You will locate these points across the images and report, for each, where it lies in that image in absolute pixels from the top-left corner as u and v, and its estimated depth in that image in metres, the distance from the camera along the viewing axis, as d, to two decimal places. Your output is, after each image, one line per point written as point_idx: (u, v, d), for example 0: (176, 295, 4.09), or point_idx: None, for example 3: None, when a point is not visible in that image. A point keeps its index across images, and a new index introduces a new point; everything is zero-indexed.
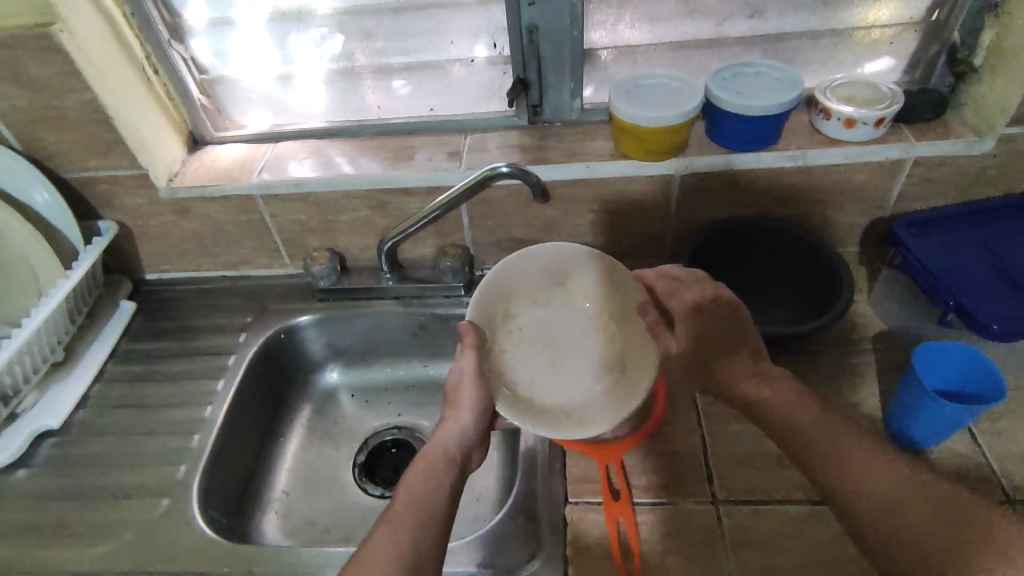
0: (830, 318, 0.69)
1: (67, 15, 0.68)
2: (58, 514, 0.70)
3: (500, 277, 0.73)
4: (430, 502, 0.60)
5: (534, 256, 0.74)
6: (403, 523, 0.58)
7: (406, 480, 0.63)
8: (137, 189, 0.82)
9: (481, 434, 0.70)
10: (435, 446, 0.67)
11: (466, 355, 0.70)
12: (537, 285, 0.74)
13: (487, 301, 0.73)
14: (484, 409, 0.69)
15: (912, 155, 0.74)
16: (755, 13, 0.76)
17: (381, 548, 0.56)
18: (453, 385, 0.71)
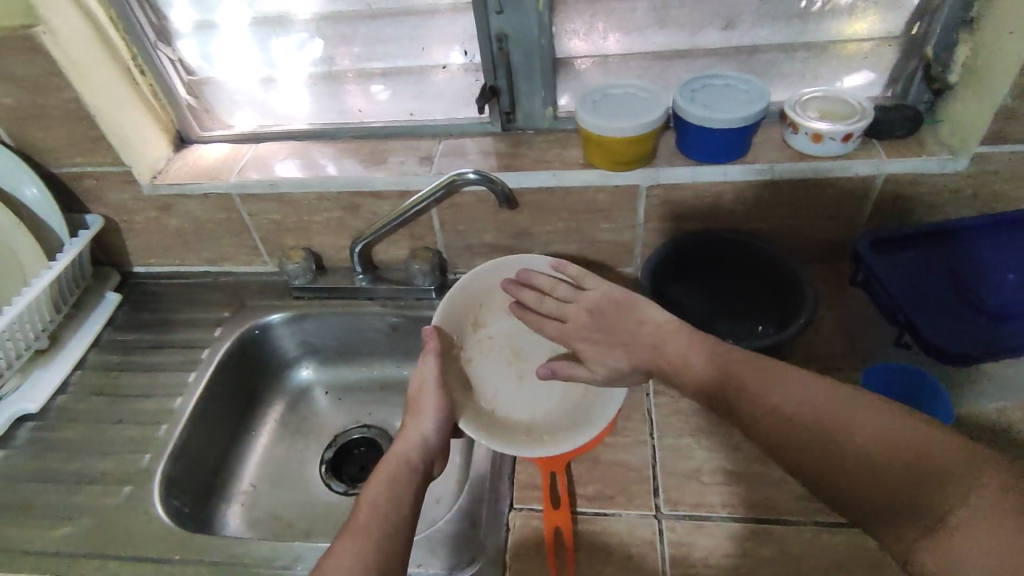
0: (791, 333, 0.68)
1: (49, 17, 0.72)
2: (27, 494, 0.73)
3: (473, 282, 0.78)
4: (394, 508, 0.59)
5: (506, 266, 0.79)
6: (365, 531, 0.56)
7: (368, 489, 0.60)
8: (122, 185, 0.86)
9: (442, 446, 0.68)
10: (398, 454, 0.65)
11: (429, 361, 0.71)
12: (507, 296, 0.79)
13: (455, 311, 0.76)
14: (446, 418, 0.69)
15: (882, 171, 0.74)
16: (727, 25, 0.76)
17: (344, 557, 0.53)
18: (412, 395, 0.70)
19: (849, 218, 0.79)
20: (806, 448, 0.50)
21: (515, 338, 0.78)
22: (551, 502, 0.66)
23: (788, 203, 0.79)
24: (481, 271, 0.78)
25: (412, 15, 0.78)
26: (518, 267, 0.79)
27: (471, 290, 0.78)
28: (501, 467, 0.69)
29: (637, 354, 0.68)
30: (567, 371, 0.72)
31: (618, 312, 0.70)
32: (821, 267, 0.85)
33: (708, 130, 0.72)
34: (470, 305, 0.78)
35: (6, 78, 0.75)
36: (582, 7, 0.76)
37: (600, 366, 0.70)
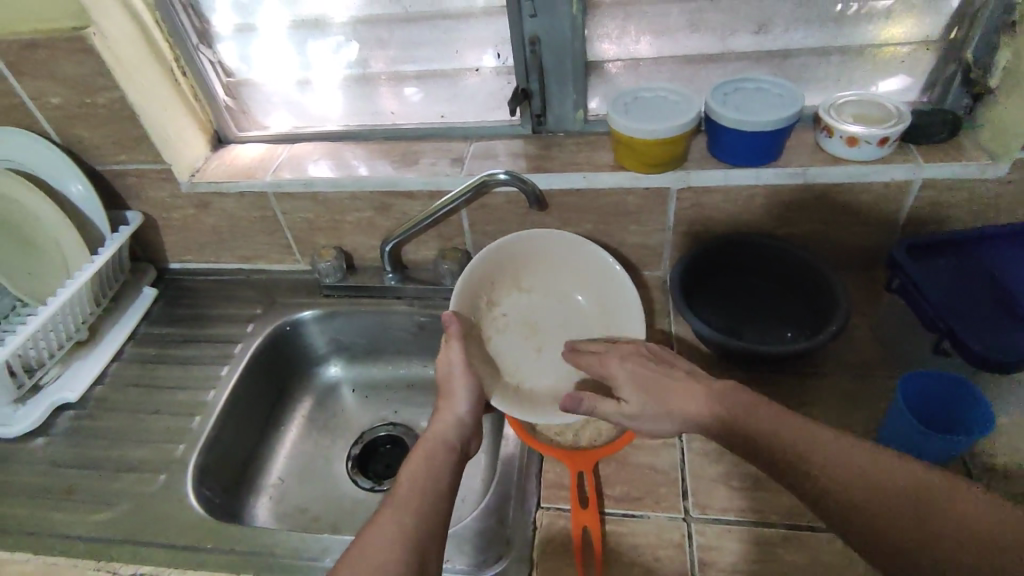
0: (825, 338, 0.67)
1: (99, 19, 0.75)
2: (66, 480, 0.75)
3: (486, 261, 0.77)
4: (433, 485, 0.60)
5: (517, 243, 0.78)
6: (407, 505, 0.57)
7: (406, 468, 0.62)
8: (162, 182, 0.88)
9: (476, 423, 0.70)
10: (435, 436, 0.66)
11: (452, 345, 0.72)
12: (521, 271, 0.80)
13: (470, 291, 0.76)
14: (477, 397, 0.70)
15: (919, 176, 0.73)
16: (761, 29, 0.75)
17: (388, 528, 0.55)
18: (441, 378, 0.71)
19: (884, 223, 0.78)
20: (869, 512, 0.49)
21: (532, 313, 0.80)
22: (578, 503, 0.65)
23: (821, 208, 0.78)
24: (491, 252, 0.77)
25: (446, 18, 0.79)
26: (530, 244, 0.78)
27: (486, 270, 0.77)
28: (528, 467, 0.70)
29: (673, 394, 0.61)
30: (594, 402, 0.64)
31: (672, 357, 0.66)
32: (854, 274, 0.84)
33: (741, 132, 0.71)
34: (486, 284, 0.78)
35: (56, 78, 0.78)
36: (614, 10, 0.76)
37: (632, 398, 0.63)
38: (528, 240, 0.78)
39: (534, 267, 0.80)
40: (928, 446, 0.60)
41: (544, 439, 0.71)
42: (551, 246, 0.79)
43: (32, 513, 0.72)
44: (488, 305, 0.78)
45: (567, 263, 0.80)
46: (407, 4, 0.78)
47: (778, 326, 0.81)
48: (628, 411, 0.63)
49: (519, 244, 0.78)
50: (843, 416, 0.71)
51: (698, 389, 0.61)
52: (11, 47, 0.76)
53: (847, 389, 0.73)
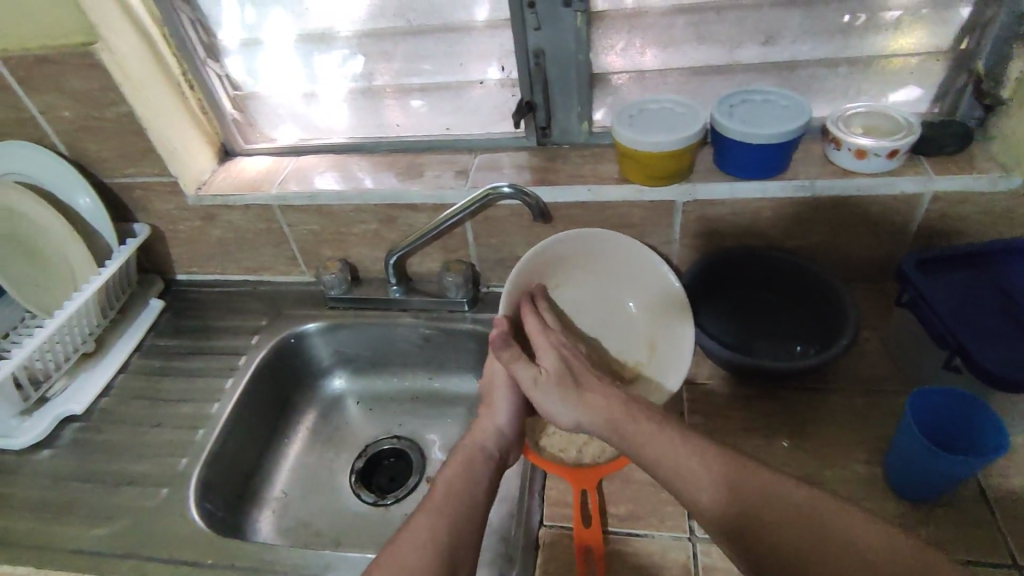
0: (835, 352, 0.66)
1: (107, 35, 0.75)
2: (70, 493, 0.75)
3: (535, 262, 0.76)
4: (467, 492, 0.62)
5: (567, 243, 0.76)
6: (441, 511, 0.59)
7: (442, 473, 0.64)
8: (168, 195, 0.89)
9: (517, 435, 0.70)
10: (475, 442, 0.68)
11: (498, 353, 0.73)
12: (570, 267, 0.78)
13: (517, 293, 0.75)
14: (517, 406, 0.71)
15: (930, 189, 0.72)
16: (768, 40, 0.75)
17: (420, 532, 0.57)
18: (486, 387, 0.73)
19: (894, 236, 0.77)
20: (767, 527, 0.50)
21: (578, 309, 0.79)
22: (581, 521, 0.64)
23: (830, 221, 0.77)
24: (541, 251, 0.75)
25: (450, 31, 0.79)
26: (583, 244, 0.76)
27: (534, 269, 0.76)
28: (531, 483, 0.69)
29: (591, 389, 0.66)
30: (515, 360, 0.69)
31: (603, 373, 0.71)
32: (864, 287, 0.83)
33: (747, 145, 0.71)
34: (533, 283, 0.77)
35: (65, 93, 0.79)
36: (619, 22, 0.76)
37: (553, 372, 0.67)
38: (580, 241, 0.76)
39: (584, 264, 0.78)
40: (939, 466, 0.58)
41: (547, 455, 0.70)
42: (598, 247, 0.77)
43: (35, 526, 0.72)
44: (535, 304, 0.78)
45: (616, 262, 0.78)
46: (411, 17, 0.79)
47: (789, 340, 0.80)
48: (540, 379, 0.68)
49: (570, 244, 0.76)
50: (852, 434, 0.69)
51: (619, 397, 0.64)
52: (21, 62, 0.77)
53: (857, 405, 0.72)
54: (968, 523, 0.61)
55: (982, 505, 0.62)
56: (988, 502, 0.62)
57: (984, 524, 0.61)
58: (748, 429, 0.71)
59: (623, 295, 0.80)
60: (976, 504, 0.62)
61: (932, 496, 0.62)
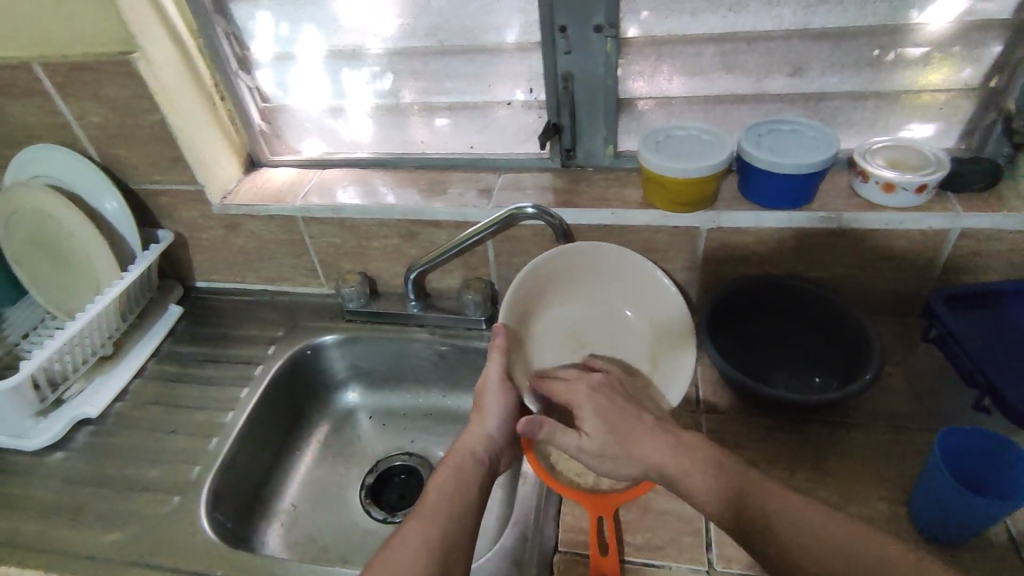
0: (858, 388, 0.65)
1: (146, 45, 0.77)
2: (81, 498, 0.75)
3: (535, 274, 0.75)
4: (459, 497, 0.62)
5: (565, 256, 0.76)
6: (434, 519, 0.59)
7: (433, 482, 0.63)
8: (195, 203, 0.90)
9: (508, 437, 0.69)
10: (463, 447, 0.67)
11: (495, 358, 0.70)
12: (565, 282, 0.78)
13: (516, 308, 0.74)
14: (509, 411, 0.69)
15: (959, 225, 0.71)
16: (796, 71, 0.75)
17: (413, 541, 0.57)
18: (478, 390, 0.71)
19: (919, 272, 0.77)
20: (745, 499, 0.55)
21: (576, 322, 0.79)
22: (598, 549, 0.63)
23: (854, 254, 0.76)
24: (539, 264, 0.75)
25: (480, 52, 0.80)
26: (579, 257, 0.76)
27: (533, 283, 0.76)
28: (546, 507, 0.68)
29: (637, 440, 0.61)
30: (554, 431, 0.64)
31: (642, 401, 0.66)
32: (887, 320, 0.82)
33: (775, 174, 0.71)
34: (531, 298, 0.76)
35: (100, 99, 0.81)
36: (648, 49, 0.76)
37: (598, 435, 0.62)
38: (582, 251, 0.76)
39: (579, 278, 0.78)
40: (966, 508, 0.57)
41: (563, 480, 0.68)
42: (590, 259, 0.77)
43: (46, 529, 0.72)
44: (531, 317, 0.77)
45: (615, 275, 0.78)
46: (443, 37, 0.80)
47: (813, 372, 0.79)
48: (585, 444, 0.63)
49: (569, 257, 0.76)
50: (875, 471, 0.68)
51: (669, 439, 0.60)
52: (60, 68, 0.78)
53: (880, 441, 0.71)
54: (995, 568, 0.60)
55: (1010, 550, 0.61)
56: (1015, 547, 0.61)
57: (1012, 570, 0.59)
58: (767, 460, 0.70)
59: (621, 305, 0.79)
60: (1004, 548, 0.61)
61: (958, 538, 0.60)
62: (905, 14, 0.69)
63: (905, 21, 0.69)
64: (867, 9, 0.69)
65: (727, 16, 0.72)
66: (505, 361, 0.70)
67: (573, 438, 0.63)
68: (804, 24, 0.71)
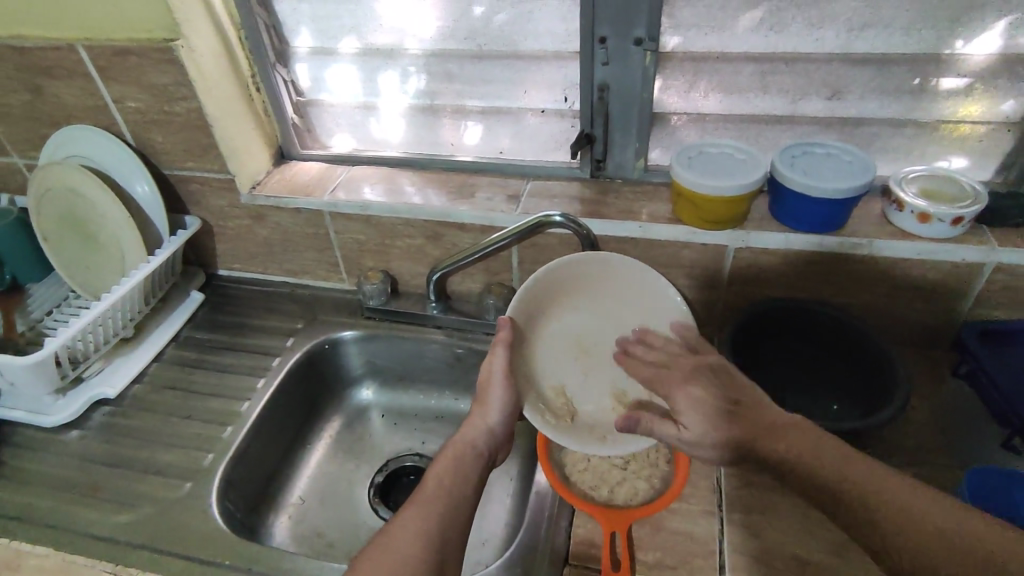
0: (879, 421, 0.64)
1: (189, 34, 0.78)
2: (95, 477, 0.75)
3: (549, 278, 0.70)
4: (458, 488, 0.62)
5: (585, 261, 0.70)
6: (433, 505, 0.59)
7: (433, 468, 0.64)
8: (224, 191, 0.90)
9: (506, 433, 0.70)
10: (464, 439, 0.67)
11: (498, 352, 0.68)
12: (577, 290, 0.73)
13: (527, 302, 0.70)
14: (511, 408, 0.69)
15: (994, 259, 0.70)
16: (834, 94, 0.74)
17: (412, 526, 0.57)
18: (482, 381, 0.70)
19: (948, 305, 0.76)
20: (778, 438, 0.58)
21: (585, 332, 0.73)
22: (610, 564, 0.62)
23: (883, 282, 0.76)
24: (556, 267, 0.70)
25: (517, 58, 0.80)
26: (594, 266, 0.71)
27: (546, 285, 0.71)
28: (558, 518, 0.67)
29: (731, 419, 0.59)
30: (653, 424, 0.62)
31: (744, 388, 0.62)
32: (912, 352, 0.81)
33: (808, 197, 0.70)
34: (544, 298, 0.71)
35: (140, 84, 0.82)
36: (686, 65, 0.76)
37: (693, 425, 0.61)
38: (603, 262, 0.71)
39: (593, 287, 0.73)
40: None
41: (578, 491, 0.68)
42: (612, 271, 0.71)
43: (58, 506, 0.72)
44: (540, 316, 0.72)
45: (633, 292, 0.72)
46: (481, 41, 0.80)
47: (832, 400, 0.78)
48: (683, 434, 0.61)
49: (584, 263, 0.71)
50: None
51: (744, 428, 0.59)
52: (104, 52, 0.79)
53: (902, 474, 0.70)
54: None
55: None
56: None
57: None
58: (784, 485, 0.69)
59: (633, 323, 0.72)
60: None
61: None
62: (949, 44, 0.68)
63: (949, 50, 0.68)
64: (912, 36, 0.68)
65: (768, 35, 0.71)
66: (508, 358, 0.68)
67: (670, 430, 0.62)
68: (847, 48, 0.70)
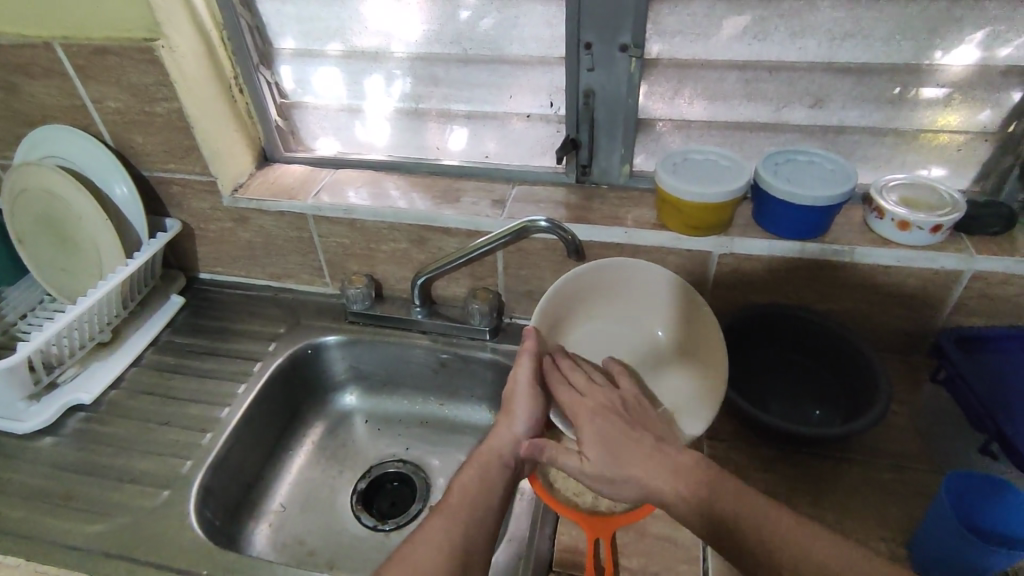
0: (867, 423, 0.64)
1: (170, 33, 0.76)
2: (68, 485, 0.74)
3: (569, 286, 0.73)
4: (483, 499, 0.62)
5: (603, 269, 0.74)
6: (457, 515, 0.59)
7: (459, 477, 0.64)
8: (205, 194, 0.89)
9: (533, 444, 0.69)
10: (492, 448, 0.66)
11: (524, 361, 0.71)
12: (597, 296, 0.76)
13: (550, 314, 0.73)
14: (536, 418, 0.69)
15: (971, 267, 0.71)
16: (817, 103, 0.75)
17: (434, 535, 0.58)
18: (507, 394, 0.70)
19: (927, 311, 0.77)
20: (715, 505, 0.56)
21: (604, 337, 0.77)
22: (595, 572, 0.62)
23: (864, 288, 0.76)
24: (573, 278, 0.73)
25: (503, 63, 0.80)
26: (612, 273, 0.75)
27: (569, 292, 0.74)
28: (542, 526, 0.67)
29: (637, 461, 0.61)
30: (557, 453, 0.64)
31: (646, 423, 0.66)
32: (893, 358, 0.82)
33: (791, 204, 0.70)
34: (563, 308, 0.75)
35: (119, 84, 0.80)
36: (671, 72, 0.76)
37: (596, 457, 0.62)
38: (615, 267, 0.74)
39: (612, 293, 0.76)
40: (971, 556, 0.57)
41: (562, 498, 0.68)
42: (627, 274, 0.75)
43: (29, 515, 0.71)
44: (560, 329, 0.75)
45: (646, 293, 0.76)
46: (467, 45, 0.80)
47: (813, 406, 0.77)
48: (588, 467, 0.63)
49: (599, 270, 0.75)
50: (874, 509, 0.68)
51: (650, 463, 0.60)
52: (82, 51, 0.78)
53: (882, 479, 0.70)
54: None
55: None
56: None
57: None
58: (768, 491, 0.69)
59: (650, 325, 0.77)
60: None
61: None
62: (929, 55, 0.69)
63: (928, 61, 0.69)
64: (892, 46, 0.69)
65: (752, 44, 0.72)
66: (535, 367, 0.70)
67: (574, 459, 0.63)
68: (829, 57, 0.71)
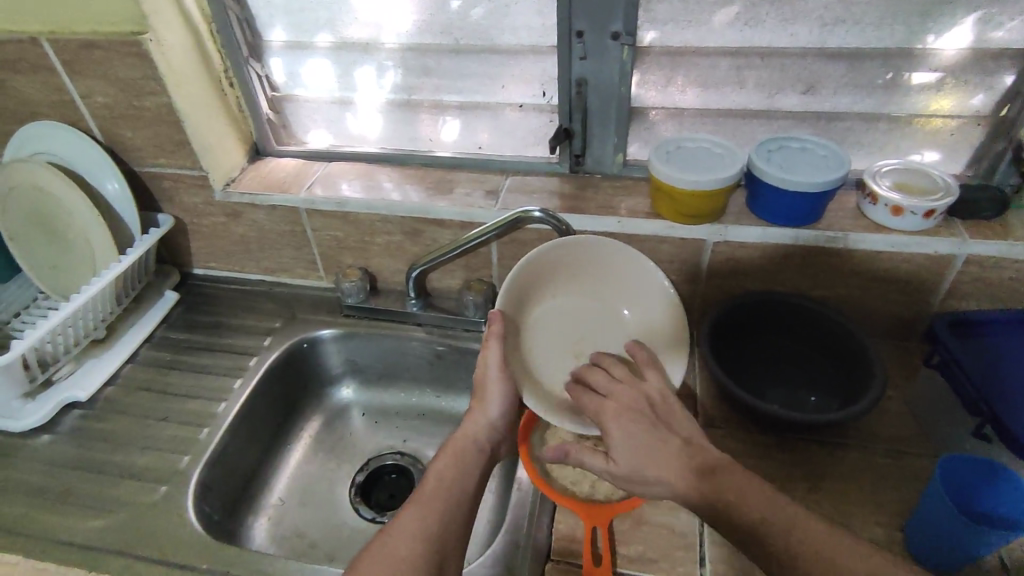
0: (855, 412, 0.64)
1: (158, 26, 0.76)
2: (67, 482, 0.74)
3: (537, 262, 0.71)
4: (456, 487, 0.62)
5: (567, 248, 0.72)
6: (432, 504, 0.59)
7: (436, 465, 0.65)
8: (198, 189, 0.89)
9: (506, 425, 0.71)
10: (464, 436, 0.68)
11: (491, 345, 0.69)
12: (566, 274, 0.74)
13: (516, 294, 0.71)
14: (510, 402, 0.70)
15: (964, 251, 0.72)
16: (810, 88, 0.75)
17: (409, 524, 0.57)
18: (479, 380, 0.71)
19: (920, 296, 0.77)
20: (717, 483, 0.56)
21: (572, 315, 0.75)
22: (591, 559, 0.63)
23: (858, 275, 0.77)
24: (540, 256, 0.71)
25: (494, 53, 0.79)
26: (578, 251, 0.72)
27: (536, 272, 0.72)
28: (539, 513, 0.68)
29: (662, 461, 0.58)
30: (581, 455, 0.63)
31: (675, 418, 0.62)
32: (886, 343, 0.83)
33: (784, 191, 0.70)
34: (529, 288, 0.73)
35: (107, 79, 0.79)
36: (664, 59, 0.76)
37: (622, 460, 0.61)
38: (586, 247, 0.72)
39: (580, 271, 0.74)
40: (965, 538, 0.58)
41: (559, 487, 0.68)
42: (599, 255, 0.73)
43: (28, 513, 0.71)
44: (526, 308, 0.73)
45: (618, 273, 0.74)
46: (458, 35, 0.79)
47: (810, 392, 0.78)
48: (612, 468, 0.61)
49: (569, 248, 0.72)
50: (868, 493, 0.68)
51: (673, 460, 0.58)
52: (69, 46, 0.77)
53: (878, 464, 0.71)
54: None
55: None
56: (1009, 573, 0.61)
57: None
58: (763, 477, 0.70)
59: (619, 305, 0.75)
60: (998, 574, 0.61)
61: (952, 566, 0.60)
62: (921, 39, 0.69)
63: (920, 45, 0.69)
64: (884, 31, 0.69)
65: (744, 29, 0.72)
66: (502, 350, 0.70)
67: (599, 460, 0.62)
68: (822, 42, 0.71)
